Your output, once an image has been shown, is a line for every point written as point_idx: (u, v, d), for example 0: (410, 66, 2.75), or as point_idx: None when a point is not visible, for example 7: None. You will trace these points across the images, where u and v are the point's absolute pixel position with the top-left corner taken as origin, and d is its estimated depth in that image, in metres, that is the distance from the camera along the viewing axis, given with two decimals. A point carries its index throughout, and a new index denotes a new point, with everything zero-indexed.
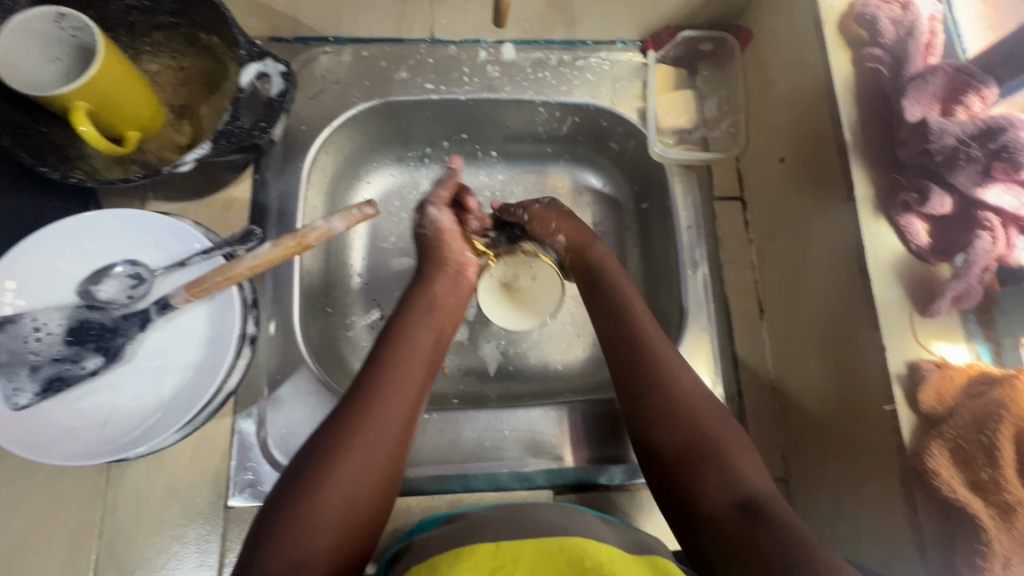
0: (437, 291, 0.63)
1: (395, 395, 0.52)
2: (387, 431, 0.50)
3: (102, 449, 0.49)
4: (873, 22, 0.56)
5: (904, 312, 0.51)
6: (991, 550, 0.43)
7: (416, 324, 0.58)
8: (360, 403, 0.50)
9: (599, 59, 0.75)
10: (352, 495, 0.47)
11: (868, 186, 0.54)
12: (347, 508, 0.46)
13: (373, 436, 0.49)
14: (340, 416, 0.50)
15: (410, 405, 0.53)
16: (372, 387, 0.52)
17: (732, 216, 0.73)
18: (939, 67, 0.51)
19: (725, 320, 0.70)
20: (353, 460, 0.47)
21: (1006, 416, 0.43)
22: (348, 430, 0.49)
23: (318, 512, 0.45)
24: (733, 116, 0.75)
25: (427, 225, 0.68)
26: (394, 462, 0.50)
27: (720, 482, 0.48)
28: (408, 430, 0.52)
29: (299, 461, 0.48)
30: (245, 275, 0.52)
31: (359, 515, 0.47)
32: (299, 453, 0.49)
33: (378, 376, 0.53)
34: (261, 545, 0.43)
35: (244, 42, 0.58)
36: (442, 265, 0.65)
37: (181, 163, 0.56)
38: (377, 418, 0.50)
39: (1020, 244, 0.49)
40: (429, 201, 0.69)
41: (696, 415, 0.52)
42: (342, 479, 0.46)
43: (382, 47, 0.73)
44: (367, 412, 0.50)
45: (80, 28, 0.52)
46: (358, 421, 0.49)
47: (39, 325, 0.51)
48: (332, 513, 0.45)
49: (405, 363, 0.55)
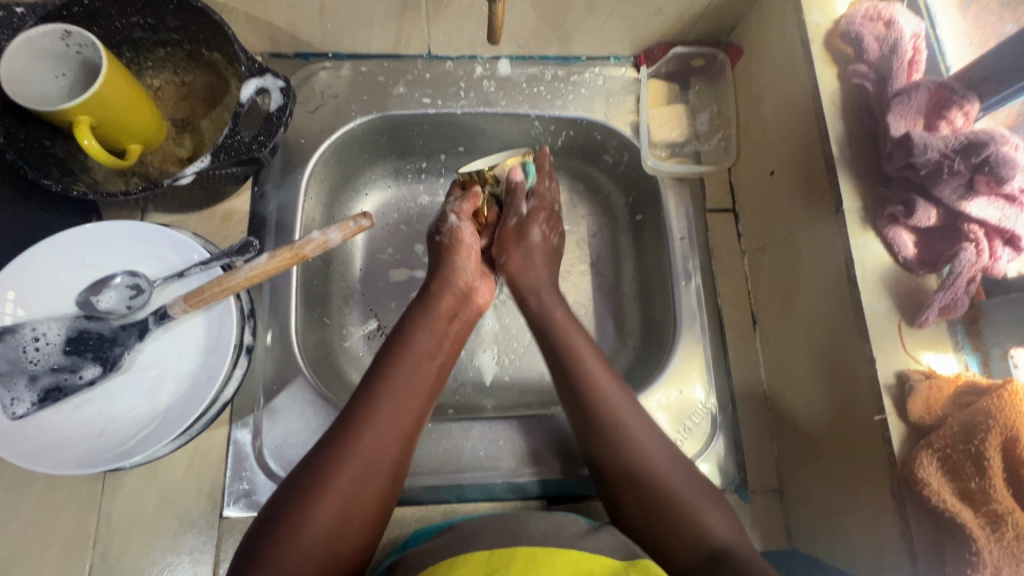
0: (441, 311, 0.63)
1: (386, 427, 0.52)
2: (375, 463, 0.50)
3: (97, 459, 0.49)
4: (858, 40, 0.58)
5: (892, 322, 0.52)
6: (981, 560, 0.43)
7: (416, 349, 0.59)
8: (353, 427, 0.51)
9: (593, 74, 0.77)
10: (337, 530, 0.47)
11: (855, 198, 0.55)
12: (329, 543, 0.46)
13: (361, 469, 0.49)
14: (326, 450, 0.50)
15: (405, 432, 0.53)
16: (362, 420, 0.52)
17: (724, 228, 0.74)
18: (921, 84, 0.53)
19: (718, 331, 0.70)
20: (339, 493, 0.48)
21: (994, 426, 0.44)
22: (338, 455, 0.49)
23: (300, 546, 0.45)
24: (724, 130, 0.76)
25: (445, 233, 0.68)
26: (383, 494, 0.50)
27: (684, 538, 0.50)
28: (400, 463, 0.52)
29: (290, 485, 0.49)
30: (243, 286, 0.52)
31: (343, 549, 0.47)
32: (284, 487, 0.49)
33: (370, 406, 0.53)
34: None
35: (245, 58, 0.59)
36: (449, 286, 0.65)
37: (181, 177, 0.57)
38: (371, 445, 0.51)
39: (1004, 255, 0.49)
40: (448, 209, 0.68)
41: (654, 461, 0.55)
42: (326, 515, 0.46)
43: (380, 63, 0.75)
44: (358, 444, 0.50)
45: (85, 46, 0.53)
46: (347, 455, 0.49)
47: (38, 335, 0.52)
48: (313, 550, 0.45)
49: (403, 387, 0.55)
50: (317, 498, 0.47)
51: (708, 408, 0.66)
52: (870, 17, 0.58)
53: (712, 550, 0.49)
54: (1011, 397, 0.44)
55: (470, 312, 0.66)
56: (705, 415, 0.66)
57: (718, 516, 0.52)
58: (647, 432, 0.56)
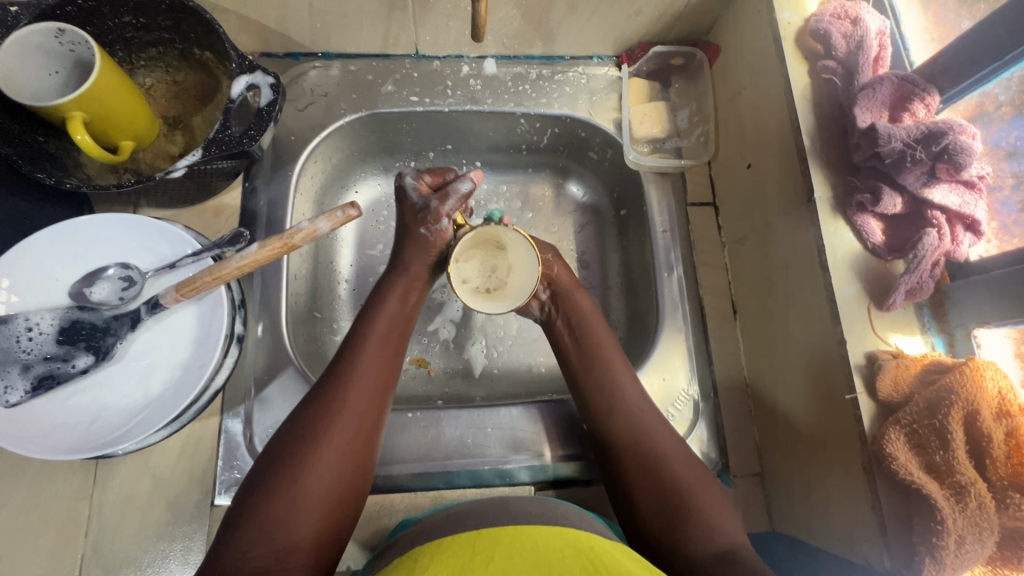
0: (413, 278, 0.64)
1: (366, 381, 0.54)
2: (361, 417, 0.52)
3: (86, 445, 0.50)
4: (826, 37, 0.60)
5: (862, 305, 0.54)
6: (945, 528, 0.45)
7: (388, 311, 0.61)
8: (336, 383, 0.53)
9: (577, 73, 0.79)
10: (332, 479, 0.48)
11: (826, 187, 0.58)
12: (326, 493, 0.48)
13: (348, 422, 0.51)
14: (312, 408, 0.51)
15: (383, 386, 0.55)
16: (343, 375, 0.54)
17: (706, 220, 0.76)
18: (885, 78, 0.55)
19: (700, 321, 0.72)
20: (332, 446, 0.49)
21: (957, 401, 0.46)
22: (327, 409, 0.51)
23: (299, 495, 0.46)
24: (703, 126, 0.78)
25: (432, 231, 0.65)
26: (370, 443, 0.52)
27: (702, 534, 0.49)
28: (382, 413, 0.54)
29: (280, 441, 0.50)
30: (234, 275, 0.54)
31: (339, 499, 0.48)
32: (272, 444, 0.50)
33: (348, 364, 0.55)
34: (244, 529, 0.44)
35: (235, 55, 0.60)
36: (424, 256, 0.65)
37: (173, 170, 0.58)
38: (356, 398, 0.53)
39: (965, 240, 0.52)
40: (441, 210, 0.64)
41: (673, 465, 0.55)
42: (320, 467, 0.48)
43: (368, 62, 0.77)
44: (343, 399, 0.52)
45: (78, 43, 0.55)
46: (333, 409, 0.51)
47: (31, 325, 0.53)
48: (313, 497, 0.47)
49: (378, 345, 0.57)
50: (309, 449, 0.49)
51: (690, 395, 0.68)
52: (838, 15, 0.60)
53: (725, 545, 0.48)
54: (973, 373, 0.47)
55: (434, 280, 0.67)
56: (687, 402, 0.68)
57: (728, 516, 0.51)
58: (660, 423, 0.59)
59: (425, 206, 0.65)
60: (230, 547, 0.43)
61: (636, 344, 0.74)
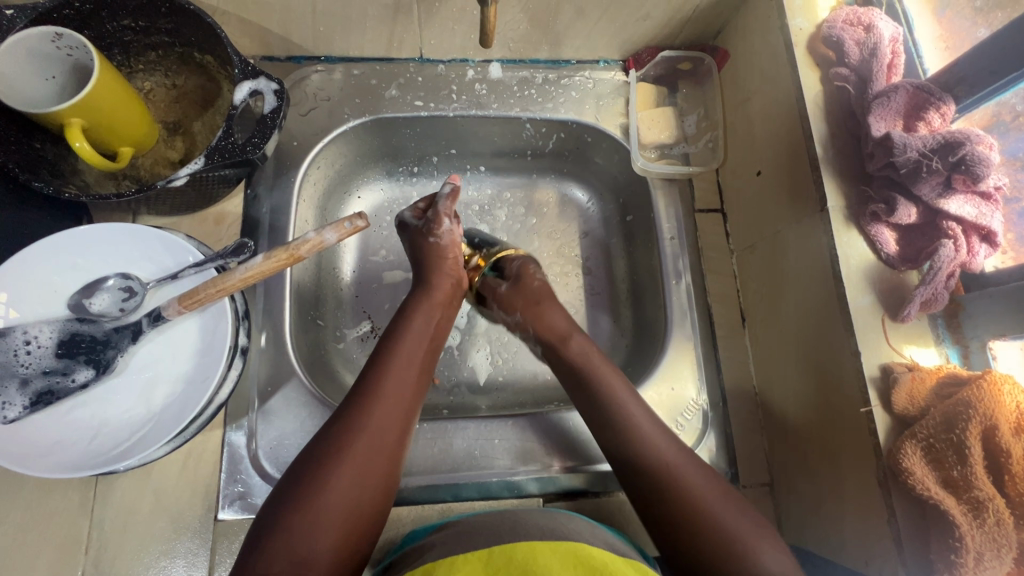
0: (437, 297, 0.63)
1: (394, 398, 0.53)
2: (385, 431, 0.51)
3: (89, 462, 0.48)
4: (839, 44, 0.59)
5: (876, 316, 0.54)
6: (964, 545, 0.44)
7: (416, 326, 0.59)
8: (361, 399, 0.52)
9: (583, 77, 0.78)
10: (353, 495, 0.47)
11: (839, 197, 0.57)
12: (347, 509, 0.46)
13: (371, 437, 0.50)
14: (336, 425, 0.50)
15: (409, 404, 0.54)
16: (369, 391, 0.52)
17: (713, 228, 0.75)
18: (900, 86, 0.54)
19: (709, 329, 0.71)
20: (354, 464, 0.48)
21: (974, 415, 0.45)
22: (351, 426, 0.50)
23: (318, 515, 0.45)
24: (711, 132, 0.78)
25: (441, 236, 0.65)
26: (394, 462, 0.51)
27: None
28: (406, 432, 0.53)
29: (303, 458, 0.49)
30: (238, 287, 0.53)
31: (360, 518, 0.47)
32: (297, 459, 0.49)
33: (376, 379, 0.54)
34: (263, 546, 0.43)
35: (238, 61, 0.59)
36: (445, 272, 0.65)
37: (174, 178, 0.56)
38: (381, 416, 0.51)
39: (981, 251, 0.51)
40: (441, 213, 0.65)
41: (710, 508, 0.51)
42: (342, 485, 0.47)
43: (372, 66, 0.75)
44: (369, 416, 0.51)
45: (76, 48, 0.53)
46: (357, 424, 0.50)
47: (30, 338, 0.52)
48: (333, 516, 0.46)
49: (406, 361, 0.56)
50: (332, 464, 0.47)
51: (699, 405, 0.68)
52: (850, 22, 0.60)
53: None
54: (990, 387, 0.46)
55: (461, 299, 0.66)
56: (696, 411, 0.67)
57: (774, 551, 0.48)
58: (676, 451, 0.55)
59: (427, 218, 0.66)
60: (251, 561, 0.43)
61: (644, 353, 0.74)
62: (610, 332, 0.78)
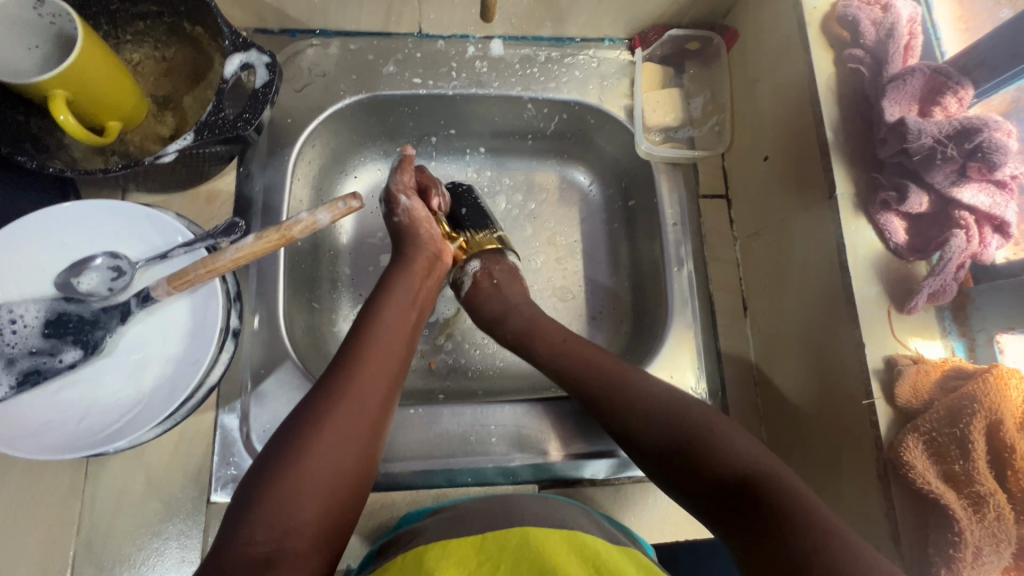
0: (415, 270, 0.62)
1: (374, 369, 0.51)
2: (366, 403, 0.49)
3: (79, 443, 0.48)
4: (854, 24, 0.57)
5: (882, 307, 0.52)
6: (963, 540, 0.44)
7: (395, 299, 0.58)
8: (341, 371, 0.50)
9: (587, 56, 0.76)
10: (335, 467, 0.46)
11: (848, 184, 0.55)
12: (331, 478, 0.45)
13: (353, 407, 0.48)
14: (316, 396, 0.48)
15: (391, 375, 0.52)
16: (349, 362, 0.51)
17: (717, 214, 0.74)
18: (916, 68, 0.52)
19: (709, 317, 0.70)
20: (334, 434, 0.46)
21: (980, 410, 0.45)
22: (331, 396, 0.48)
23: (299, 484, 0.44)
24: (718, 115, 0.75)
25: (400, 215, 0.66)
26: (374, 435, 0.49)
27: (720, 462, 0.48)
28: (387, 404, 0.51)
29: (284, 428, 0.47)
30: (228, 268, 0.51)
31: (343, 489, 0.46)
32: (276, 433, 0.47)
33: (358, 352, 0.52)
34: (243, 518, 0.42)
35: (228, 32, 0.57)
36: (419, 249, 0.64)
37: (164, 154, 0.54)
38: (360, 385, 0.50)
39: (993, 242, 0.50)
40: (395, 190, 0.66)
41: (676, 403, 0.53)
42: (323, 456, 0.45)
43: (369, 41, 0.73)
44: (347, 386, 0.49)
45: (59, 16, 0.51)
46: (338, 393, 0.48)
47: (15, 317, 0.50)
48: (312, 486, 0.44)
49: (385, 333, 0.55)
50: (312, 435, 0.46)
51: (699, 394, 0.67)
52: (867, 1, 0.57)
53: (744, 477, 0.46)
54: (997, 382, 0.45)
55: (442, 272, 0.65)
56: None
57: (742, 439, 0.50)
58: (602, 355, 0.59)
59: (387, 200, 0.67)
60: (231, 533, 0.41)
61: (642, 340, 0.73)
62: (609, 319, 0.77)
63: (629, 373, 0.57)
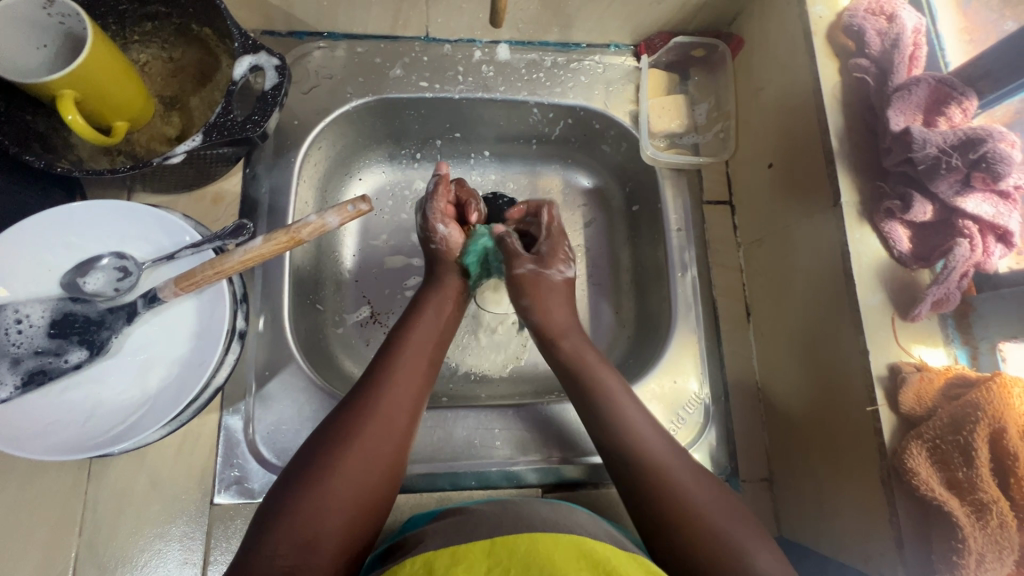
0: (448, 294, 0.64)
1: (402, 388, 0.52)
2: (393, 423, 0.50)
3: (84, 444, 0.47)
4: (860, 34, 0.58)
5: (886, 315, 0.53)
6: (966, 547, 0.44)
7: (425, 322, 0.60)
8: (369, 389, 0.51)
9: (593, 61, 0.76)
10: (361, 482, 0.46)
11: (853, 192, 0.56)
12: (356, 492, 0.46)
13: (382, 424, 0.49)
14: (345, 414, 0.50)
15: (418, 394, 0.53)
16: (377, 381, 0.52)
17: (721, 220, 0.74)
18: (922, 78, 0.53)
19: (713, 322, 0.71)
20: (362, 450, 0.47)
21: (982, 417, 0.45)
22: (360, 414, 0.49)
23: (326, 498, 0.44)
24: (723, 121, 0.76)
25: (438, 242, 0.66)
26: (401, 453, 0.50)
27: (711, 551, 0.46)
28: (414, 423, 0.52)
29: (313, 443, 0.48)
30: (237, 269, 0.51)
31: (368, 505, 0.46)
32: (305, 448, 0.49)
33: (385, 372, 0.53)
34: (270, 528, 0.43)
35: (237, 34, 0.57)
36: (453, 276, 0.65)
37: (172, 155, 0.55)
38: (389, 403, 0.51)
39: (996, 252, 0.50)
40: (432, 217, 0.66)
41: (682, 473, 0.52)
42: (349, 471, 0.46)
43: (377, 44, 0.73)
44: (375, 404, 0.50)
45: (69, 16, 0.51)
46: (366, 411, 0.50)
47: (21, 317, 0.50)
48: (338, 500, 0.45)
49: (413, 354, 0.56)
50: (340, 451, 0.47)
51: (701, 399, 0.67)
52: (873, 11, 0.58)
53: None
54: (1000, 390, 0.45)
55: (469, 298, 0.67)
56: (698, 405, 0.67)
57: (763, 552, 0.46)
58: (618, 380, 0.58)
59: (423, 224, 0.67)
60: (259, 543, 0.42)
61: (646, 345, 0.73)
62: (613, 323, 0.77)
63: (623, 402, 0.57)
